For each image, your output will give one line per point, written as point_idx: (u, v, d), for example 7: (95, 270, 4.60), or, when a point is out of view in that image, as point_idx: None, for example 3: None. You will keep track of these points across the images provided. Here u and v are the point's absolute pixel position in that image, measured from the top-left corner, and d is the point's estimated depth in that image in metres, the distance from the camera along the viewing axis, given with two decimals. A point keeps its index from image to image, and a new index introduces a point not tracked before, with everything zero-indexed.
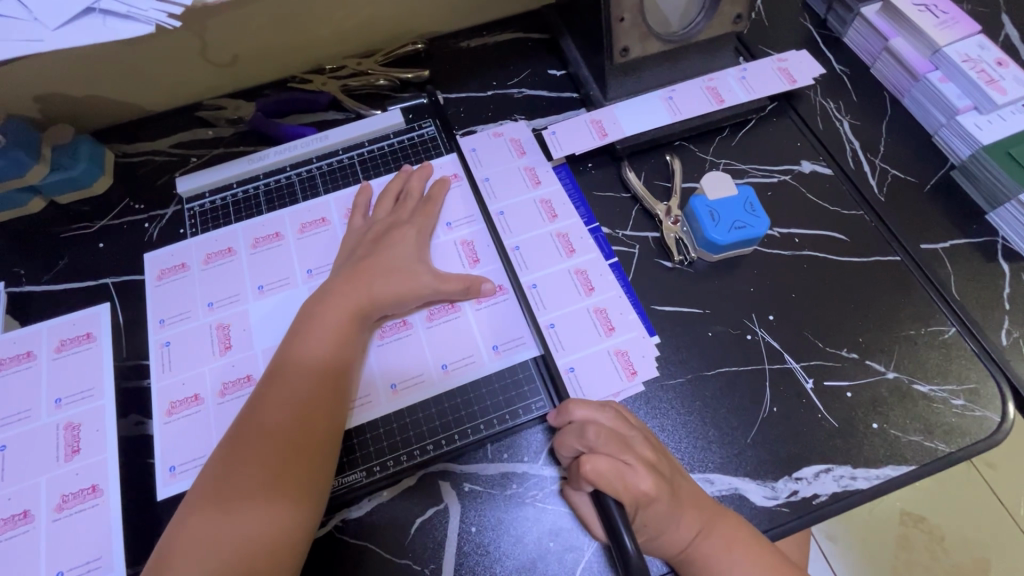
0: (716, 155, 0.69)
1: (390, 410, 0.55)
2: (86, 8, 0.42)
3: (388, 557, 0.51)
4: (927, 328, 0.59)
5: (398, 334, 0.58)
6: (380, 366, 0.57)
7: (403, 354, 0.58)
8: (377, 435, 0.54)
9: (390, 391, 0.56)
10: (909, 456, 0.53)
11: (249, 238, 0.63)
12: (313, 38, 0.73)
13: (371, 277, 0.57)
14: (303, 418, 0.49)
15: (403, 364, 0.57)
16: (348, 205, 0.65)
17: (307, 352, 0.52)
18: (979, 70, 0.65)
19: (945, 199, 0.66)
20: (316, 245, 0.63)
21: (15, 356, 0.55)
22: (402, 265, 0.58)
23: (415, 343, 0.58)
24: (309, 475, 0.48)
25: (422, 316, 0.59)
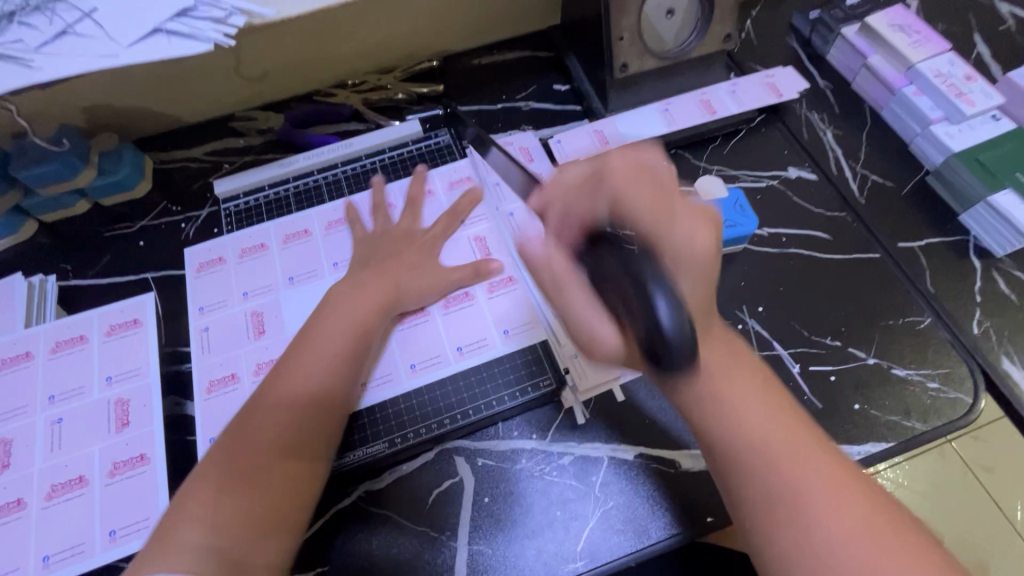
0: (708, 162, 0.75)
1: (402, 395, 0.60)
2: (153, 28, 0.48)
3: (408, 521, 0.55)
4: (905, 318, 0.63)
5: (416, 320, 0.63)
6: (398, 349, 0.62)
7: (417, 340, 0.62)
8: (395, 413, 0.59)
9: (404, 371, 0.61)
10: (888, 434, 0.58)
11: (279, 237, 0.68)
12: (338, 55, 0.80)
13: (394, 278, 0.63)
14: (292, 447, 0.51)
15: (418, 349, 0.62)
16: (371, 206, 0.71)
17: (295, 377, 0.54)
18: (949, 84, 0.71)
19: (921, 202, 0.71)
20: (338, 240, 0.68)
21: (69, 339, 0.60)
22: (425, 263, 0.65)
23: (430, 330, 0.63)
24: (295, 503, 0.50)
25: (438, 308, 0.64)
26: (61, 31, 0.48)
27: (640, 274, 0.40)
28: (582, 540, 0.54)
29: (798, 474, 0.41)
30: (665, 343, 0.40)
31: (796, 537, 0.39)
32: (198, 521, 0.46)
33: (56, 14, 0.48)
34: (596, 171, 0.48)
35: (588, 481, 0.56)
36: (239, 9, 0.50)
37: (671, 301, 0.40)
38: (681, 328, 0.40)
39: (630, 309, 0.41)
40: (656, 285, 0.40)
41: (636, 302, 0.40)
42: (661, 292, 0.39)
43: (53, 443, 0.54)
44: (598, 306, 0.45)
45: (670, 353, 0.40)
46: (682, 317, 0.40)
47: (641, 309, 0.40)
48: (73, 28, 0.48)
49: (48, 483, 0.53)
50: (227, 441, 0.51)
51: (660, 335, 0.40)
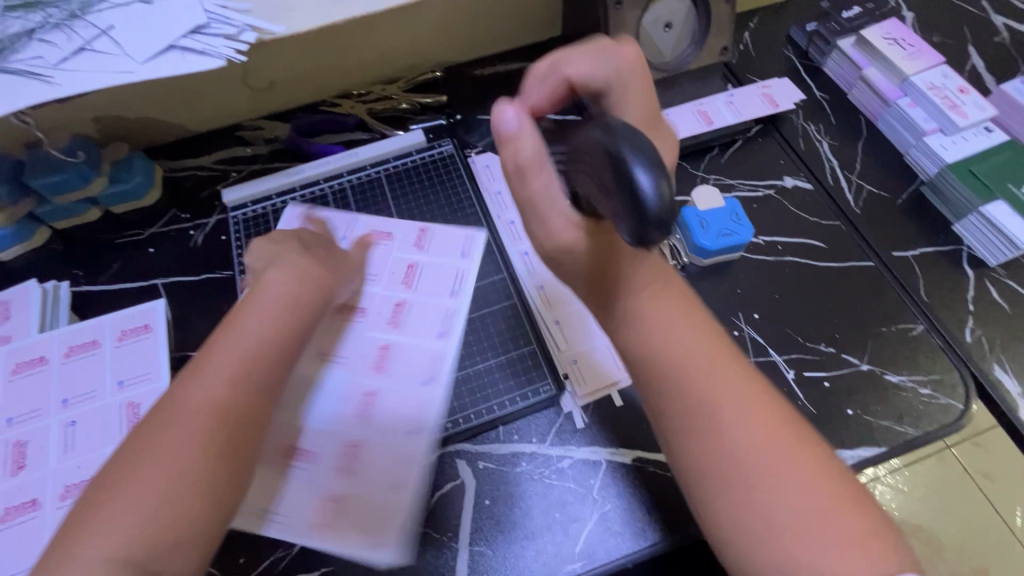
0: (706, 171, 0.77)
1: (427, 397, 0.60)
2: (167, 45, 0.50)
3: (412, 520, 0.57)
4: (897, 326, 0.65)
5: (385, 332, 0.64)
6: (393, 360, 0.63)
7: (425, 348, 0.63)
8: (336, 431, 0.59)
9: (418, 378, 0.62)
10: (881, 439, 0.59)
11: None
12: (344, 66, 0.82)
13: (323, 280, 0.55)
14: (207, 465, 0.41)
15: (421, 356, 0.63)
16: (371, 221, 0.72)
17: (202, 386, 0.43)
18: (942, 96, 0.73)
19: (914, 211, 0.72)
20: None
21: (82, 344, 0.61)
22: None
23: (425, 339, 0.64)
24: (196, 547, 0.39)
25: (389, 309, 0.66)
26: (80, 47, 0.50)
27: (618, 143, 0.33)
28: (580, 542, 0.55)
29: (722, 406, 0.39)
30: (640, 203, 0.32)
31: (712, 474, 0.38)
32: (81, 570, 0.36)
33: (75, 31, 0.50)
34: (608, 74, 0.43)
35: (587, 484, 0.57)
36: (250, 25, 0.52)
37: (653, 174, 0.32)
38: (660, 193, 0.32)
39: (601, 179, 0.35)
40: (636, 153, 0.33)
41: (611, 164, 0.34)
42: (641, 160, 0.33)
43: (66, 445, 0.56)
44: (575, 181, 0.39)
45: (643, 214, 0.32)
46: (663, 177, 0.32)
47: (613, 175, 0.33)
48: (91, 45, 0.50)
49: (61, 484, 0.54)
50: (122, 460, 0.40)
51: (635, 189, 0.32)
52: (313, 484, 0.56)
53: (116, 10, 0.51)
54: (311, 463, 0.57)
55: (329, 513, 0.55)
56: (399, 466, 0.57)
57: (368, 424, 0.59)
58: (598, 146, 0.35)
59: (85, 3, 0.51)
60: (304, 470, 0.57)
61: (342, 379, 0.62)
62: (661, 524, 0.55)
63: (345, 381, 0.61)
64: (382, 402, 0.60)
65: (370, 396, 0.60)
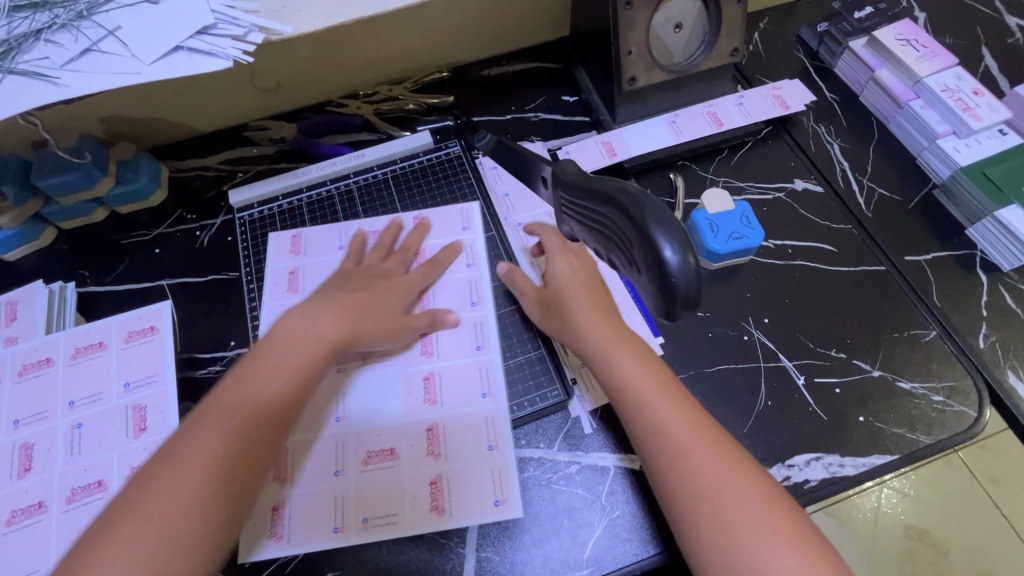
0: (715, 174, 0.76)
1: (489, 409, 0.60)
2: (175, 46, 0.50)
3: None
4: (910, 332, 0.64)
5: (420, 363, 0.62)
6: (442, 388, 0.61)
7: (474, 364, 0.62)
8: (343, 431, 0.59)
9: (478, 390, 0.61)
10: (893, 446, 0.58)
11: (284, 271, 0.70)
12: (351, 67, 0.81)
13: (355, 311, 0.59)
14: (235, 475, 0.46)
15: (469, 373, 0.62)
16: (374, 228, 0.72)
17: (267, 375, 0.51)
18: (957, 99, 0.72)
19: (927, 215, 0.71)
20: (326, 265, 0.70)
21: (88, 346, 0.60)
22: (388, 307, 0.61)
23: (465, 360, 0.63)
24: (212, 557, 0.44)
25: (416, 346, 0.64)
26: (86, 48, 0.49)
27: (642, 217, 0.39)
28: (588, 549, 0.55)
29: (684, 451, 0.48)
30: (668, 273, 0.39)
31: (681, 501, 0.47)
32: (118, 556, 0.41)
33: (82, 32, 0.50)
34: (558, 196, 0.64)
35: (595, 490, 0.57)
36: (257, 26, 0.52)
37: (675, 248, 0.39)
38: (682, 260, 0.39)
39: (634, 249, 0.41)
40: (659, 226, 0.39)
41: (639, 238, 0.40)
42: (663, 233, 0.39)
43: (73, 448, 0.56)
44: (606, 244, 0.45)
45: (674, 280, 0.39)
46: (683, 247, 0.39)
47: (643, 247, 0.40)
48: (98, 46, 0.49)
49: (68, 487, 0.54)
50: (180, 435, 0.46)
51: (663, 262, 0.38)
52: (340, 488, 0.57)
53: (123, 10, 0.51)
54: (313, 462, 0.58)
55: (384, 515, 0.55)
56: (497, 478, 0.56)
57: (352, 420, 0.60)
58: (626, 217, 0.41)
59: (92, 4, 0.51)
60: (333, 477, 0.57)
61: (387, 412, 0.60)
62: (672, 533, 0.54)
63: (389, 415, 0.60)
64: (446, 430, 0.59)
65: (432, 428, 0.59)
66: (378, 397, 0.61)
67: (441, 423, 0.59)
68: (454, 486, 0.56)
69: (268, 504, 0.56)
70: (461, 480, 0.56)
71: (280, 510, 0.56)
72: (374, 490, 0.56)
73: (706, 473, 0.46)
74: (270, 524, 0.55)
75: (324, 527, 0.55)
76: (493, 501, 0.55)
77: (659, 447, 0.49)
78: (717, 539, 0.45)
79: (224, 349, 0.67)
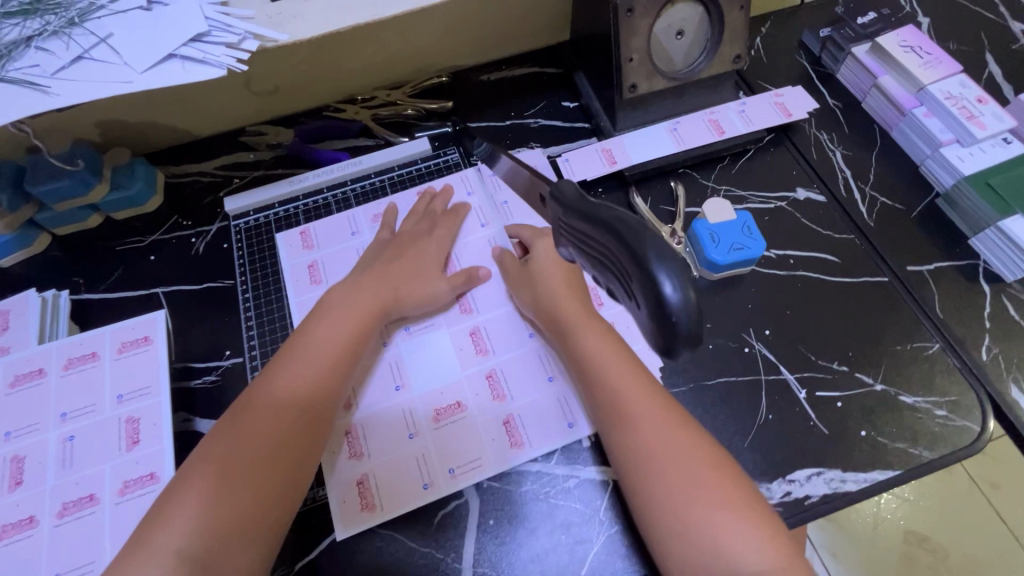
0: (716, 182, 0.75)
1: (538, 345, 0.64)
2: (167, 54, 0.49)
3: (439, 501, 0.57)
4: (913, 344, 0.63)
5: (463, 321, 0.66)
6: (490, 338, 0.65)
7: (512, 313, 0.66)
8: (404, 399, 0.61)
9: (522, 333, 0.65)
10: (895, 461, 0.57)
11: (303, 266, 0.70)
12: (348, 71, 0.80)
13: (394, 276, 0.65)
14: (287, 451, 0.52)
15: (509, 322, 0.66)
16: (374, 212, 0.74)
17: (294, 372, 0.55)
18: (960, 106, 0.71)
19: (930, 224, 0.71)
20: (344, 253, 0.71)
21: (81, 356, 0.60)
22: (423, 270, 0.66)
23: (504, 310, 0.67)
24: (287, 502, 0.51)
25: (454, 307, 0.67)
26: (78, 56, 0.49)
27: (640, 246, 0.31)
28: (587, 564, 0.54)
29: (645, 430, 0.52)
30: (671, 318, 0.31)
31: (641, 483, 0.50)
32: (176, 536, 0.46)
33: (73, 39, 0.49)
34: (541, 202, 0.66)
35: (593, 505, 0.56)
36: (252, 33, 0.51)
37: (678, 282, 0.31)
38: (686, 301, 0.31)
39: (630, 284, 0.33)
40: (660, 259, 0.31)
41: (635, 269, 0.32)
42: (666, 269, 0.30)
43: (64, 461, 0.55)
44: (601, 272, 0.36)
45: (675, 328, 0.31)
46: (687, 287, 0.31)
47: (641, 281, 0.32)
48: (89, 54, 0.49)
49: (59, 502, 0.53)
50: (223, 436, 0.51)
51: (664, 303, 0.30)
52: (419, 447, 0.59)
53: (115, 17, 0.50)
54: (378, 432, 0.60)
55: (469, 461, 0.58)
56: (564, 403, 0.60)
57: (411, 388, 0.62)
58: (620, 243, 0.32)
59: (84, 10, 0.50)
60: (409, 441, 0.59)
61: (441, 370, 0.63)
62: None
63: (445, 373, 0.63)
64: (504, 372, 0.63)
65: (491, 375, 0.62)
66: (430, 359, 0.64)
67: (497, 368, 0.63)
68: (527, 417, 0.60)
69: (353, 479, 0.58)
70: (533, 411, 0.60)
71: (365, 482, 0.58)
72: (451, 441, 0.59)
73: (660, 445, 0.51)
74: (356, 498, 0.57)
75: (413, 489, 0.57)
76: (566, 424, 0.59)
77: (621, 422, 0.53)
78: (674, 512, 0.48)
79: (219, 359, 0.66)
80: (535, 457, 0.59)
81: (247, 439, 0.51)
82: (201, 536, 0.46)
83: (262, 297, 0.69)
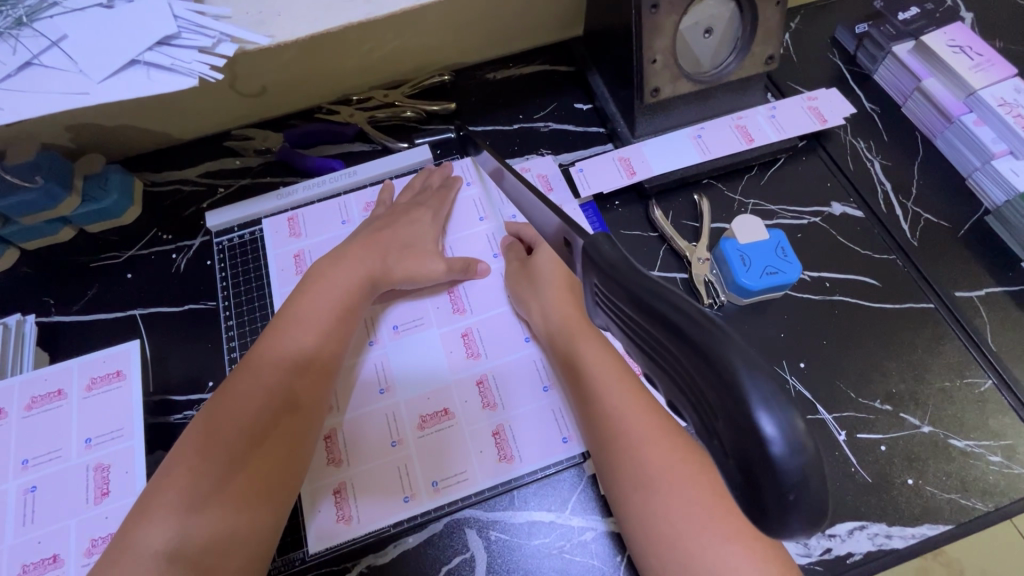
0: (744, 195, 0.69)
1: (536, 350, 0.59)
2: (129, 60, 0.43)
3: (444, 536, 0.53)
4: (963, 380, 0.57)
5: (455, 321, 0.61)
6: (482, 340, 0.60)
7: (511, 312, 0.61)
8: (388, 403, 0.57)
9: (518, 336, 0.60)
10: (947, 515, 0.52)
11: (288, 255, 0.66)
12: (343, 69, 0.73)
13: (382, 249, 0.61)
14: (268, 441, 0.48)
15: (506, 322, 0.61)
16: (367, 199, 0.70)
17: (292, 340, 0.53)
18: (1016, 114, 0.64)
19: (979, 245, 0.65)
20: (332, 242, 0.67)
21: (46, 395, 0.55)
22: (417, 245, 0.62)
23: (500, 309, 0.62)
24: (271, 505, 0.47)
25: (447, 303, 0.62)
26: (26, 62, 0.42)
27: (728, 362, 0.20)
28: None
29: (643, 453, 0.47)
30: (780, 494, 0.20)
31: (642, 514, 0.45)
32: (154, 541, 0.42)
33: (21, 42, 0.42)
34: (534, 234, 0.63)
35: (612, 562, 0.51)
36: (229, 35, 0.44)
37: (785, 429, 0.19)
38: (804, 462, 0.19)
39: (705, 418, 0.21)
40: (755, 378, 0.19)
41: (721, 398, 0.20)
42: (770, 408, 0.19)
43: (25, 515, 0.50)
44: (650, 372, 0.25)
45: (788, 508, 0.20)
46: (806, 437, 0.19)
47: (726, 414, 0.20)
48: (39, 59, 0.42)
49: (19, 562, 0.48)
50: (207, 420, 0.48)
51: (768, 464, 0.19)
52: (402, 456, 0.55)
53: (69, 16, 0.43)
54: (360, 443, 0.55)
55: (453, 475, 0.54)
56: (555, 417, 0.56)
57: (394, 390, 0.58)
58: (690, 348, 0.21)
59: (33, 8, 0.43)
60: (391, 448, 0.55)
61: (429, 371, 0.59)
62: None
63: (433, 374, 0.58)
64: (497, 379, 0.58)
65: (482, 381, 0.58)
66: (417, 360, 0.59)
67: (490, 373, 0.58)
68: (518, 430, 0.56)
69: (329, 488, 0.54)
70: (524, 423, 0.56)
71: (342, 491, 0.54)
72: (436, 450, 0.55)
73: (653, 463, 0.46)
74: (332, 509, 0.53)
75: (394, 502, 0.53)
76: (561, 438, 0.55)
77: (613, 436, 0.48)
78: (676, 548, 0.43)
79: (201, 391, 0.60)
80: (526, 472, 0.54)
81: (234, 425, 0.47)
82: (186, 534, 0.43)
83: (248, 323, 0.63)
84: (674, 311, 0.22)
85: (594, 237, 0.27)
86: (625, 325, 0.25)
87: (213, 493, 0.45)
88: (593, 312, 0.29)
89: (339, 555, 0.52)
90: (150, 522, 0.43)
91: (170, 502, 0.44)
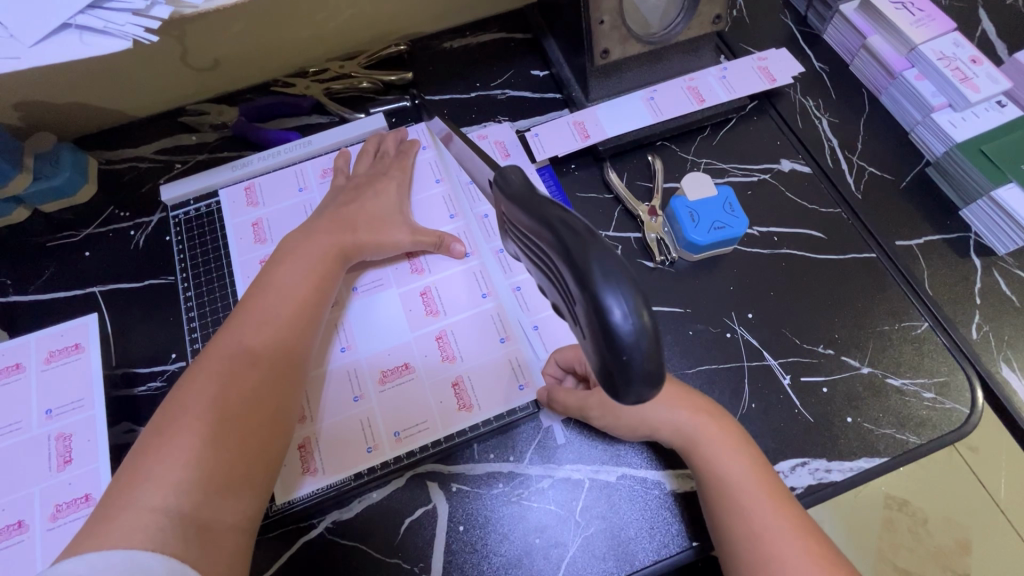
0: (697, 155, 0.70)
1: (491, 305, 0.61)
2: (61, 23, 0.42)
3: (407, 490, 0.54)
4: (900, 324, 0.60)
5: (415, 281, 0.62)
6: (440, 298, 0.61)
7: (465, 271, 0.63)
8: (350, 361, 0.58)
9: (476, 293, 0.61)
10: (882, 448, 0.55)
11: (246, 224, 0.67)
12: (295, 41, 0.73)
13: (350, 221, 0.60)
14: (258, 403, 0.47)
15: (462, 279, 0.62)
16: (324, 166, 0.70)
17: (272, 304, 0.52)
18: (953, 68, 0.67)
19: (919, 196, 0.67)
20: (290, 210, 0.67)
21: (5, 369, 0.56)
22: (380, 212, 0.63)
23: (457, 267, 0.63)
24: (264, 466, 0.46)
25: (405, 265, 0.63)
26: None
27: (590, 277, 0.25)
28: (562, 569, 0.51)
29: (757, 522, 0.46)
30: (619, 357, 0.26)
31: None
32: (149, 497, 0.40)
33: None
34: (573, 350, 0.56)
35: (568, 506, 0.53)
36: None
37: (625, 311, 0.25)
38: (641, 333, 0.25)
39: (574, 305, 0.28)
40: (613, 287, 0.25)
41: (580, 289, 0.26)
42: (614, 291, 0.25)
43: None
44: (544, 279, 0.31)
45: (624, 368, 0.26)
46: (645, 317, 0.25)
47: (587, 314, 0.26)
48: None
49: None
50: (190, 386, 0.46)
51: (613, 335, 0.25)
52: (365, 410, 0.56)
53: None
54: (332, 404, 0.57)
55: (415, 424, 0.56)
56: (513, 366, 0.58)
57: (359, 349, 0.59)
58: (564, 261, 0.26)
59: None
60: (354, 403, 0.57)
61: (390, 330, 0.60)
62: (660, 540, 0.52)
63: (396, 333, 0.60)
64: (455, 334, 0.59)
65: (441, 336, 0.59)
66: (379, 321, 0.60)
67: (448, 329, 0.60)
68: (474, 380, 0.57)
69: (295, 443, 0.55)
70: (482, 374, 0.57)
71: (307, 446, 0.55)
72: (397, 403, 0.56)
73: (691, 415, 0.50)
74: (296, 462, 0.54)
75: (358, 453, 0.55)
76: (518, 386, 0.57)
77: (716, 497, 0.48)
78: None
79: (164, 363, 0.61)
80: (481, 421, 0.56)
81: (215, 389, 0.46)
82: (186, 492, 0.41)
83: (206, 295, 0.64)
84: (557, 232, 0.27)
85: (504, 167, 0.32)
86: (525, 242, 0.30)
87: (204, 453, 0.43)
88: (505, 238, 0.34)
89: (303, 506, 0.53)
90: (145, 481, 0.41)
91: (171, 462, 0.42)
